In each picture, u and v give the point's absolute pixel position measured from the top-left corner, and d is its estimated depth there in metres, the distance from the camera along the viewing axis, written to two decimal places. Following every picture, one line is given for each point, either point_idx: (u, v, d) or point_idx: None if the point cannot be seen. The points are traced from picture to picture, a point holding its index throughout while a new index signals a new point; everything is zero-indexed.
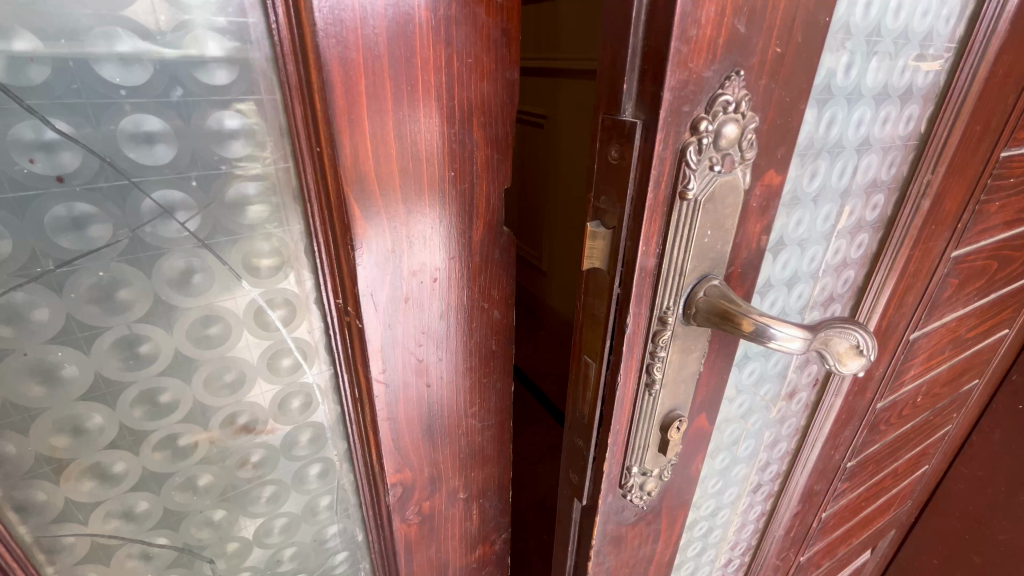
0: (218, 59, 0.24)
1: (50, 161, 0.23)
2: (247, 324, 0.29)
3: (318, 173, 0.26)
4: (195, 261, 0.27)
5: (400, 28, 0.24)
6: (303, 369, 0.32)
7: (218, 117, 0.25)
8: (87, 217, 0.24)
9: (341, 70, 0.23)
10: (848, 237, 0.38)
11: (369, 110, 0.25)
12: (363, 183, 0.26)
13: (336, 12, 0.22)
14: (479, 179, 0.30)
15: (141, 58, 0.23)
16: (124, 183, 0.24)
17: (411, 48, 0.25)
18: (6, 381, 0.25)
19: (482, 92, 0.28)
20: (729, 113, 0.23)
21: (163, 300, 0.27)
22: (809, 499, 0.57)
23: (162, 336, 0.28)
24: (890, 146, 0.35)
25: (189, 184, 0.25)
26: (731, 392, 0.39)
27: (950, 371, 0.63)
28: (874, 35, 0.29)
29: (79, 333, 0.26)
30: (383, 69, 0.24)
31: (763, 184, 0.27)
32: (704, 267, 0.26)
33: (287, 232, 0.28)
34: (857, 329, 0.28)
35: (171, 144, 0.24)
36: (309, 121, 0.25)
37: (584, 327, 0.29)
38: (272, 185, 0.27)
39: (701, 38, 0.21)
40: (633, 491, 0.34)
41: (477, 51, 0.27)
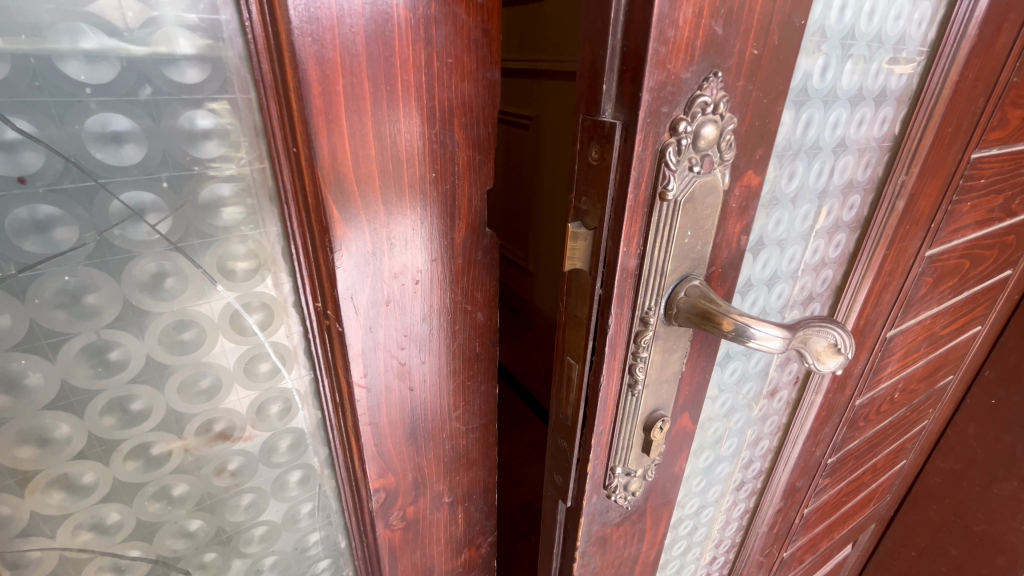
0: (188, 57, 0.23)
1: (11, 161, 0.22)
2: (222, 328, 0.29)
3: (295, 175, 0.25)
4: (167, 265, 0.26)
5: (378, 27, 0.24)
6: (281, 374, 0.31)
7: (189, 117, 0.24)
8: (52, 220, 0.23)
9: (318, 70, 0.23)
10: (826, 237, 0.38)
11: (348, 111, 0.24)
12: (342, 184, 0.25)
13: (312, 10, 0.22)
14: (461, 180, 0.30)
15: (107, 55, 0.22)
16: (91, 184, 0.23)
17: (390, 47, 0.24)
18: None
19: (463, 92, 0.28)
20: (707, 114, 0.23)
21: (134, 305, 0.26)
22: (791, 495, 0.58)
23: (133, 342, 0.27)
24: (865, 148, 0.36)
25: (160, 185, 0.25)
26: (714, 391, 0.40)
27: (926, 367, 0.64)
28: (849, 39, 0.29)
29: (43, 340, 0.25)
30: (361, 68, 0.24)
31: (742, 185, 0.27)
32: (685, 268, 0.26)
33: (264, 234, 0.28)
34: (835, 327, 0.28)
35: (140, 144, 0.24)
36: (285, 121, 0.24)
37: (567, 328, 0.29)
38: (247, 186, 0.26)
39: (679, 39, 0.21)
40: (617, 492, 0.33)
41: (457, 50, 0.27)
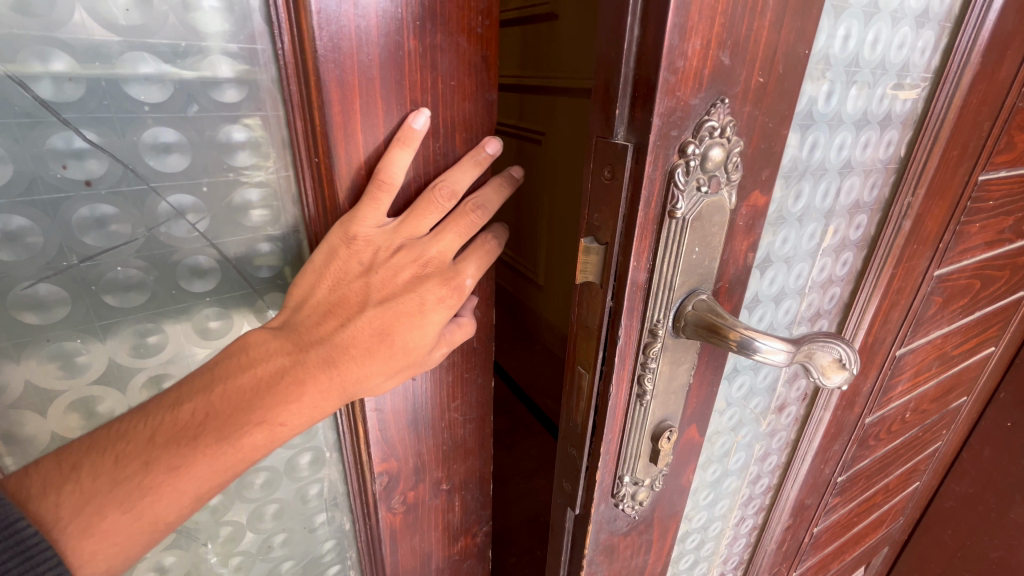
0: (229, 80, 0.25)
1: (79, 167, 0.24)
2: (250, 317, 0.31)
3: (316, 184, 0.28)
4: (205, 261, 0.28)
5: (392, 53, 0.25)
6: None
7: (227, 131, 0.26)
8: (109, 218, 0.25)
9: (338, 91, 0.25)
10: (834, 254, 0.39)
11: (363, 127, 0.26)
12: (356, 192, 0.28)
13: (335, 40, 0.24)
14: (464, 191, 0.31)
15: (162, 78, 0.24)
16: (143, 188, 0.25)
17: (400, 72, 0.26)
18: (28, 364, 0.26)
19: (465, 112, 0.29)
20: (714, 137, 0.24)
21: (174, 296, 0.28)
22: (800, 513, 0.57)
23: (173, 327, 0.29)
24: (871, 170, 0.37)
25: (200, 190, 0.27)
26: (721, 405, 0.40)
27: (938, 388, 0.64)
28: (854, 66, 0.31)
29: (96, 322, 0.27)
30: (377, 90, 0.26)
31: (748, 204, 0.28)
32: (693, 282, 0.28)
33: (289, 234, 0.30)
34: (840, 343, 0.29)
35: (185, 154, 0.26)
36: (311, 139, 0.26)
37: (578, 338, 0.30)
38: (274, 191, 0.28)
39: (688, 69, 0.22)
40: (625, 500, 0.34)
41: (460, 74, 0.28)
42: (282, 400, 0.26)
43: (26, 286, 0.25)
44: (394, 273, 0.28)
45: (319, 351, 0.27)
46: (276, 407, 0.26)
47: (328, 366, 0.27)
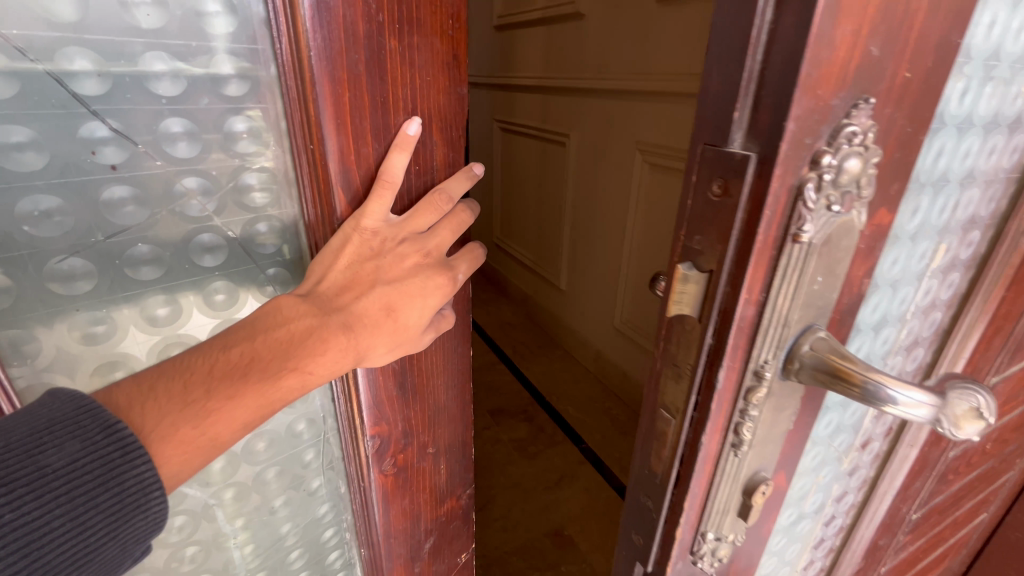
0: (232, 75, 0.43)
1: (101, 153, 0.40)
2: (241, 276, 0.49)
3: (313, 145, 0.44)
4: (209, 234, 0.46)
5: (376, 57, 0.43)
6: (239, 305, 0.50)
7: (232, 122, 0.44)
8: (116, 195, 0.42)
9: (329, 82, 0.42)
10: (940, 276, 0.34)
11: (355, 107, 0.44)
12: (356, 156, 0.46)
13: (324, 49, 0.40)
14: (440, 153, 0.52)
15: (176, 75, 0.40)
16: (165, 177, 0.43)
17: (380, 62, 0.44)
18: (58, 292, 0.42)
19: (441, 103, 0.49)
20: (853, 145, 0.21)
21: (179, 252, 0.46)
22: (872, 553, 0.52)
23: (172, 271, 0.46)
24: (992, 181, 0.32)
25: (205, 174, 0.45)
26: (808, 446, 0.36)
27: (1020, 417, 0.58)
28: (993, 60, 0.26)
29: (116, 261, 0.43)
30: (362, 83, 0.43)
31: (879, 222, 0.25)
32: (810, 316, 0.24)
33: (283, 216, 0.50)
34: (981, 392, 0.25)
35: (185, 142, 0.43)
36: (311, 119, 0.43)
37: (667, 375, 0.27)
38: (271, 178, 0.48)
39: (833, 62, 0.19)
40: (704, 559, 0.30)
41: (436, 71, 0.48)
42: (308, 352, 0.44)
43: (61, 256, 0.41)
44: (400, 261, 0.49)
45: (337, 318, 0.46)
46: (307, 360, 0.44)
47: (347, 330, 0.46)
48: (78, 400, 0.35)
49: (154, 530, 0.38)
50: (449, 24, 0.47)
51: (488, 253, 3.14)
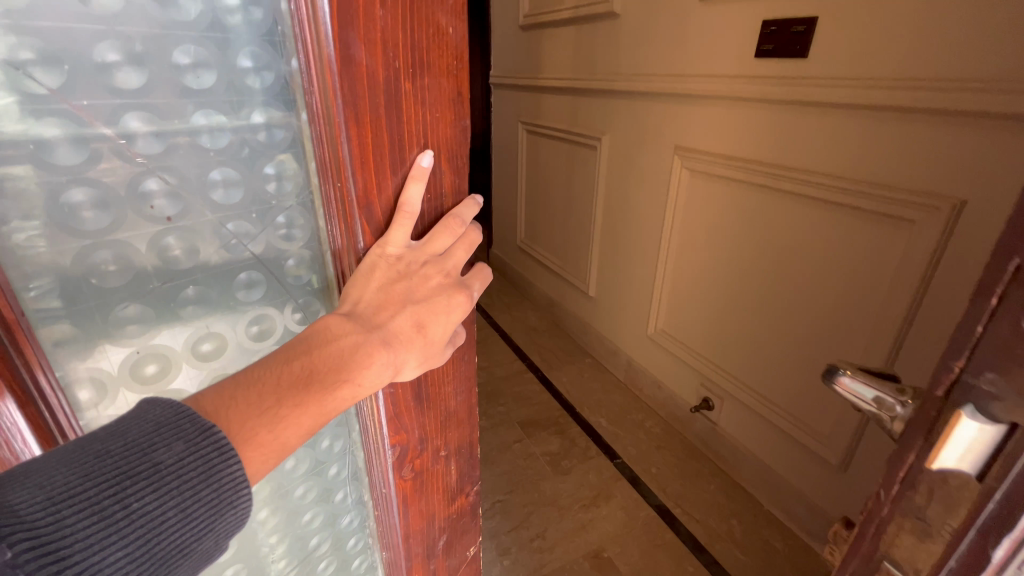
0: (265, 122, 0.50)
1: (161, 205, 0.48)
2: (275, 306, 0.58)
3: (339, 185, 0.50)
4: (250, 271, 0.55)
5: (393, 103, 0.49)
6: (275, 331, 0.60)
7: (268, 164, 0.52)
8: (171, 245, 0.50)
9: (355, 128, 0.47)
10: None
11: (375, 148, 0.49)
12: (373, 192, 0.51)
13: (350, 100, 0.46)
14: (446, 179, 0.57)
15: (221, 128, 0.48)
16: (214, 223, 0.51)
17: (397, 106, 0.49)
18: (125, 331, 0.51)
19: (449, 133, 0.54)
20: None
21: (223, 288, 0.54)
22: None
23: (218, 306, 0.55)
24: None
25: (248, 217, 0.53)
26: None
27: None
28: None
29: (170, 301, 0.52)
30: (381, 127, 0.49)
31: None
32: None
33: (312, 250, 0.58)
34: None
35: (229, 190, 0.51)
36: (337, 160, 0.49)
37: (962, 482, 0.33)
38: (300, 215, 0.55)
39: None
40: None
41: (444, 107, 0.53)
42: (361, 363, 0.52)
43: (125, 300, 0.50)
44: (427, 280, 0.57)
45: (380, 335, 0.53)
46: (357, 375, 0.51)
47: (386, 345, 0.54)
48: (178, 408, 0.44)
49: (239, 526, 0.45)
50: (454, 63, 0.52)
51: (513, 256, 3.13)
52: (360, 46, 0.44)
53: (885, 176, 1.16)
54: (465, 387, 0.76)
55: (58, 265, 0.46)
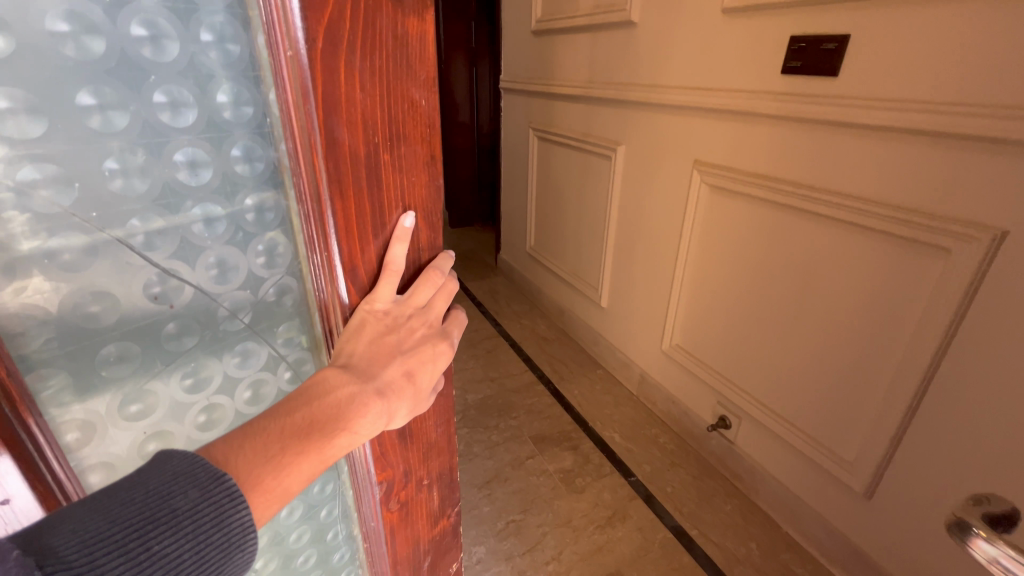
0: (254, 207, 0.56)
1: (163, 292, 0.54)
2: (268, 367, 0.65)
3: (327, 252, 0.55)
4: (243, 339, 0.62)
5: (373, 174, 0.54)
6: (269, 387, 0.66)
7: (259, 245, 0.58)
8: (173, 326, 0.56)
9: (339, 202, 0.52)
10: None
11: (359, 215, 0.54)
12: (358, 255, 0.57)
13: (334, 177, 0.51)
14: (425, 235, 0.62)
15: (216, 219, 0.54)
16: (210, 302, 0.57)
17: (378, 177, 0.54)
18: (132, 402, 0.57)
19: (426, 194, 0.59)
20: None
21: (219, 355, 0.61)
22: None
23: (215, 372, 0.62)
24: None
25: (242, 293, 0.59)
26: None
27: None
28: None
29: (172, 372, 0.59)
30: (364, 197, 0.54)
31: None
32: None
33: (301, 316, 0.64)
34: None
35: (223, 272, 0.57)
36: (325, 228, 0.54)
37: None
38: (289, 287, 0.61)
39: None
40: None
41: (420, 172, 0.58)
42: (355, 413, 0.55)
43: (132, 375, 0.56)
44: (412, 331, 0.62)
45: (373, 386, 0.57)
46: (353, 424, 0.55)
47: (378, 395, 0.57)
48: (193, 457, 0.45)
49: (247, 563, 0.46)
50: (427, 131, 0.56)
51: (522, 264, 3.11)
52: (343, 129, 0.49)
53: (906, 201, 1.15)
54: (443, 415, 0.80)
55: (71, 366, 0.52)
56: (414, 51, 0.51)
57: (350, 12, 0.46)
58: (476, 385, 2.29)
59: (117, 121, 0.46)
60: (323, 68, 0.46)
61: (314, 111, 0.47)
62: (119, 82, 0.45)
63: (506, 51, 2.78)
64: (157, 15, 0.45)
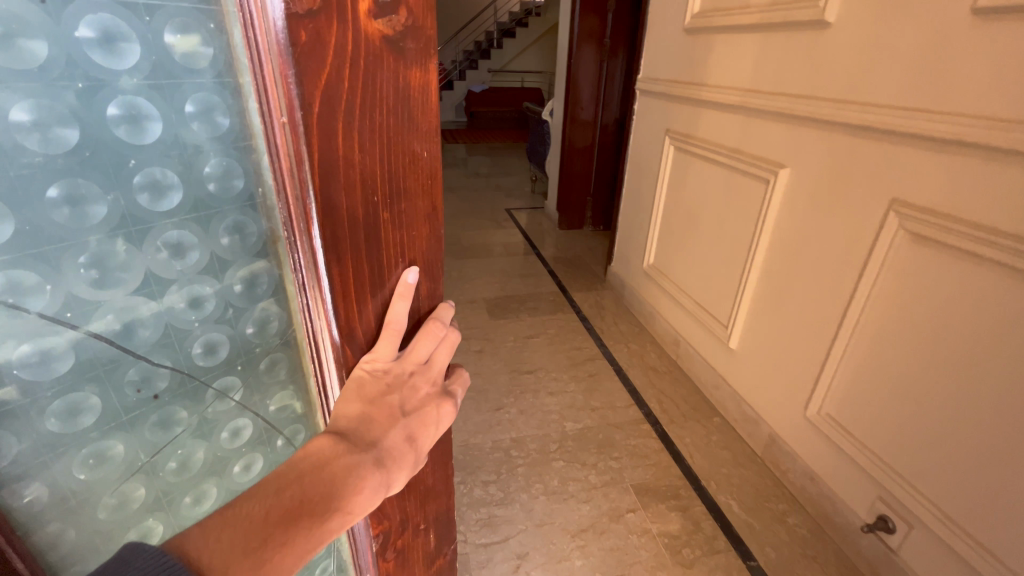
0: (242, 281, 0.63)
1: (148, 380, 0.59)
2: (256, 433, 0.72)
3: (328, 313, 0.57)
4: (232, 408, 0.68)
5: (371, 234, 0.55)
6: (259, 452, 0.73)
7: (245, 320, 0.65)
8: (158, 408, 0.61)
9: (337, 265, 0.54)
10: None
11: (357, 274, 0.56)
12: (357, 315, 0.58)
13: (331, 242, 0.53)
14: (425, 285, 0.63)
15: (205, 300, 0.61)
16: (200, 379, 0.64)
17: (376, 237, 0.55)
18: (117, 492, 0.60)
19: (427, 243, 0.61)
20: None
21: (207, 426, 0.67)
22: None
23: (205, 445, 0.67)
24: None
25: (231, 364, 0.66)
26: None
27: None
28: None
29: (156, 454, 0.63)
30: (360, 257, 0.55)
31: None
32: None
33: (287, 384, 0.71)
34: None
35: (212, 347, 0.63)
36: (321, 292, 0.56)
37: None
38: (276, 356, 0.69)
39: None
40: None
41: (419, 224, 0.59)
42: (351, 488, 0.50)
43: (117, 463, 0.59)
44: (415, 392, 0.60)
45: (372, 454, 0.53)
46: (349, 501, 0.50)
47: (379, 466, 0.53)
48: (160, 558, 0.39)
49: None
50: (428, 182, 0.57)
51: (635, 281, 2.88)
52: (341, 193, 0.51)
53: None
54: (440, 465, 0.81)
55: (44, 475, 0.53)
56: (415, 104, 0.52)
57: (349, 72, 0.46)
58: (576, 412, 2.13)
59: (92, 212, 0.49)
60: (320, 133, 0.47)
61: (311, 176, 0.48)
62: (97, 173, 0.48)
63: (649, 48, 2.53)
64: (136, 96, 0.48)
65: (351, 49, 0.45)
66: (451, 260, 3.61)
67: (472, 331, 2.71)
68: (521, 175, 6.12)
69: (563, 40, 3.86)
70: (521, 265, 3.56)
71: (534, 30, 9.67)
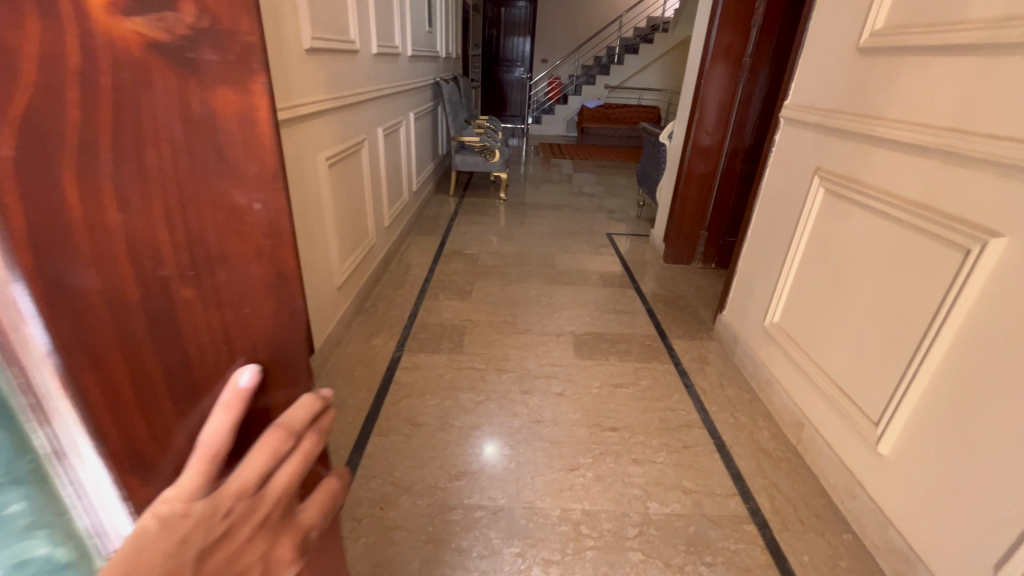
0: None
1: None
2: None
3: (112, 455, 0.37)
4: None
5: (164, 331, 0.37)
6: None
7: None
8: None
9: (97, 387, 0.35)
10: None
11: (139, 394, 0.37)
12: (144, 453, 0.38)
13: (85, 356, 0.33)
14: (277, 386, 0.45)
15: None
16: None
17: (170, 331, 0.37)
18: None
19: (281, 331, 0.43)
20: None
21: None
22: None
23: None
24: None
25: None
26: None
27: None
28: None
29: None
30: (144, 368, 0.36)
31: None
32: None
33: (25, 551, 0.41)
34: None
35: None
36: (68, 424, 0.35)
37: None
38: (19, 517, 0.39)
39: None
40: None
41: (257, 303, 0.41)
42: None
43: None
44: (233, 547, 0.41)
45: None
46: None
47: None
48: None
49: None
50: (267, 242, 0.40)
51: (753, 337, 2.47)
52: (84, 277, 0.32)
53: None
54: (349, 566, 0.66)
55: None
56: (228, 136, 0.36)
57: (73, 93, 0.29)
58: (663, 491, 1.81)
59: None
60: (15, 189, 0.28)
61: (9, 256, 0.29)
62: None
63: (803, 71, 2.15)
64: None
65: (69, 57, 0.28)
66: (543, 285, 3.42)
67: (554, 370, 2.49)
68: (629, 198, 5.79)
69: (693, 57, 3.52)
70: (617, 299, 3.26)
71: (660, 46, 9.26)
